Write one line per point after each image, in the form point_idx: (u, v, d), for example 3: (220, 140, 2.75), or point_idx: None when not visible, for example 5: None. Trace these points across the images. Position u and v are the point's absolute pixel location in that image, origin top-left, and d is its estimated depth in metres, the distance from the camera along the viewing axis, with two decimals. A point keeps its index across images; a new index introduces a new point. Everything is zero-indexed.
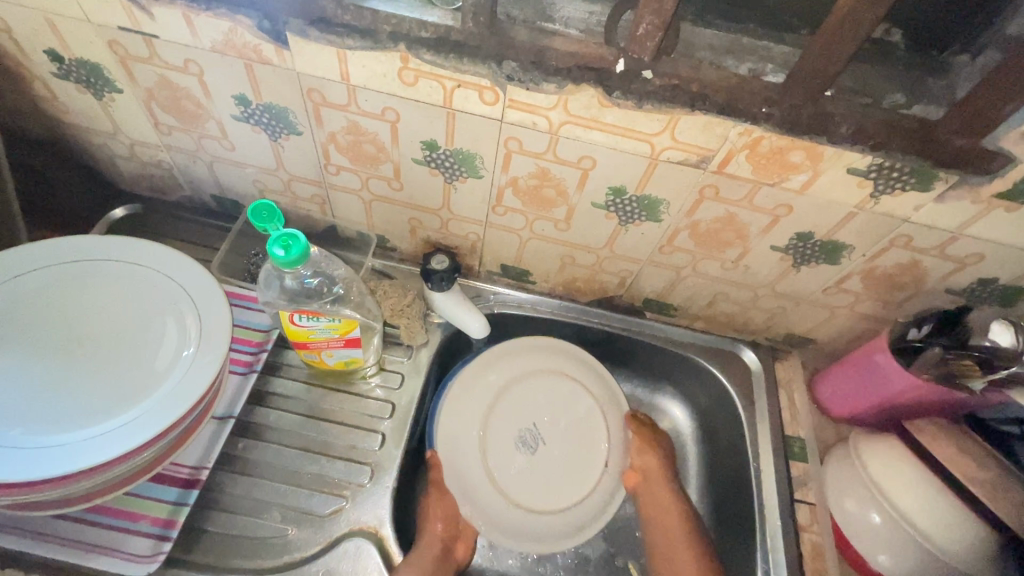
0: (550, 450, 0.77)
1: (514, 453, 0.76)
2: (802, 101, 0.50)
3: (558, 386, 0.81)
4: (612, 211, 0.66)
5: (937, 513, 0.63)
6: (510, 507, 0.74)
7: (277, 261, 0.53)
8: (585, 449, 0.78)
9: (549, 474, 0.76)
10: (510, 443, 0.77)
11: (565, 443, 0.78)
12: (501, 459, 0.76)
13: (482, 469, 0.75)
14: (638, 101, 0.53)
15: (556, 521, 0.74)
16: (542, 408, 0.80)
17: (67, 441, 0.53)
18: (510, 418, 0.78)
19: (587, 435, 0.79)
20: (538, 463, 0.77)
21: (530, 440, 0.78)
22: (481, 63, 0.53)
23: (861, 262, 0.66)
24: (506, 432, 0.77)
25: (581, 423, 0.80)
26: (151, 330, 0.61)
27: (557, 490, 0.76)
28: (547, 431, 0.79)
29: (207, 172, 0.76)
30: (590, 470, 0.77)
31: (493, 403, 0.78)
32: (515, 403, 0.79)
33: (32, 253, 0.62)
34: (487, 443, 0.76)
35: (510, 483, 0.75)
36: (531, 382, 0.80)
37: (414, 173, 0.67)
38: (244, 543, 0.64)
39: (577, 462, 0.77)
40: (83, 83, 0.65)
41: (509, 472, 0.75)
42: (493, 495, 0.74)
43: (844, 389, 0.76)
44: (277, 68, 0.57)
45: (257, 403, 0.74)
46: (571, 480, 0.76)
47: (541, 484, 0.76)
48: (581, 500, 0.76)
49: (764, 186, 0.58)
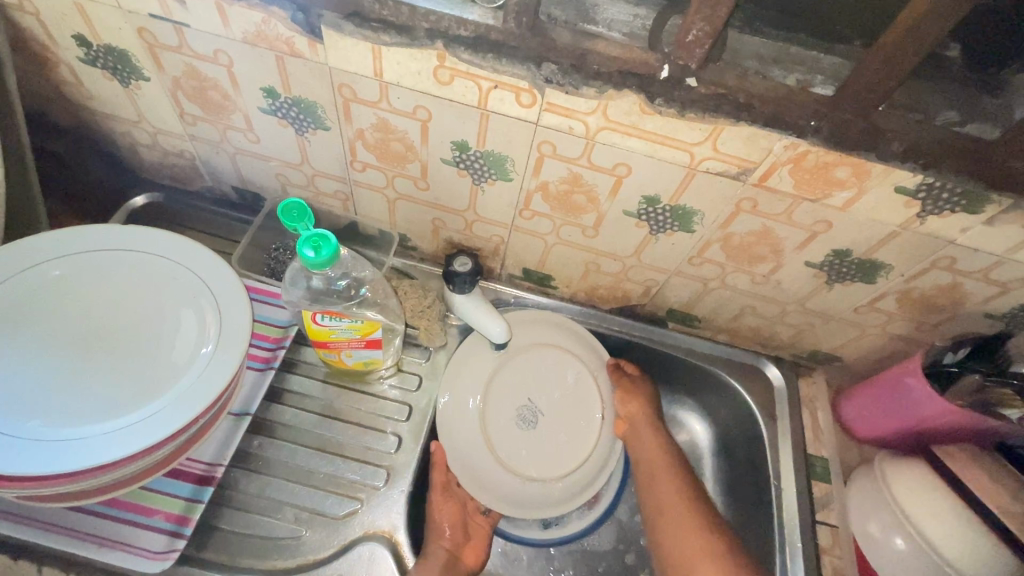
0: (550, 421, 0.77)
1: (513, 426, 0.75)
2: (853, 117, 0.48)
3: (547, 358, 0.79)
4: (643, 219, 0.64)
5: (967, 542, 0.62)
6: (512, 480, 0.73)
7: (307, 261, 0.51)
8: (582, 415, 0.78)
9: (549, 445, 0.75)
10: (510, 417, 0.76)
11: (564, 415, 0.77)
12: (500, 431, 0.75)
13: (484, 446, 0.74)
14: (681, 109, 0.51)
15: (556, 490, 0.74)
16: (538, 378, 0.78)
17: (84, 435, 0.52)
18: (507, 390, 0.77)
19: (584, 405, 0.78)
20: (538, 435, 0.76)
21: (529, 414, 0.77)
22: (520, 64, 0.51)
23: (899, 282, 0.64)
24: (506, 406, 0.76)
25: (577, 394, 0.78)
26: (171, 323, 0.60)
27: (556, 460, 0.75)
28: (545, 401, 0.77)
29: (230, 164, 0.75)
30: (589, 433, 0.77)
31: (491, 376, 0.77)
32: (511, 375, 0.78)
33: (53, 241, 0.61)
34: (486, 423, 0.75)
35: (517, 460, 0.74)
36: (526, 354, 0.79)
37: (442, 173, 0.66)
38: (256, 544, 0.64)
39: (576, 430, 0.77)
40: (109, 70, 0.64)
41: (509, 446, 0.74)
42: (494, 466, 0.73)
43: (870, 410, 0.75)
44: (308, 61, 0.56)
45: (273, 400, 0.73)
46: (572, 441, 0.76)
47: (540, 454, 0.75)
48: (579, 468, 0.75)
49: (805, 201, 0.57)
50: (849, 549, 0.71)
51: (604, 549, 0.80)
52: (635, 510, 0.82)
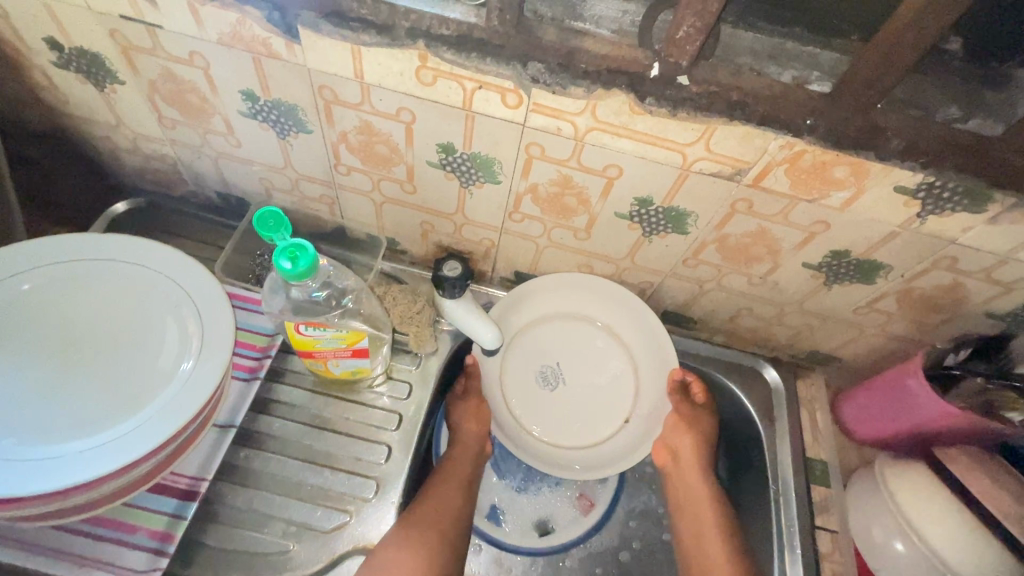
0: (569, 393, 0.76)
1: (533, 380, 0.76)
2: (851, 114, 0.47)
3: (566, 323, 0.77)
4: (636, 221, 0.63)
5: (968, 546, 0.61)
6: (543, 449, 0.74)
7: (284, 274, 0.49)
8: (609, 376, 0.76)
9: (577, 409, 0.75)
10: (534, 367, 0.77)
11: (590, 378, 0.76)
12: (518, 380, 0.76)
13: (510, 417, 0.75)
14: (672, 108, 0.49)
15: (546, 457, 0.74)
16: (577, 348, 0.77)
17: (61, 453, 0.50)
18: (542, 344, 0.77)
19: (609, 397, 0.76)
20: (551, 397, 0.76)
21: (551, 377, 0.76)
22: (505, 64, 0.49)
23: (899, 283, 0.62)
24: (526, 368, 0.77)
25: (605, 384, 0.76)
26: (153, 334, 0.59)
27: (560, 432, 0.75)
28: (573, 376, 0.76)
29: (212, 168, 0.73)
30: (620, 396, 0.76)
31: (525, 328, 0.77)
32: (550, 332, 0.77)
33: (23, 252, 0.59)
34: (510, 393, 0.76)
35: (546, 427, 0.75)
36: (575, 326, 0.77)
37: (429, 176, 0.64)
38: (244, 560, 0.62)
39: (605, 393, 0.76)
40: (83, 73, 0.62)
41: (536, 414, 0.75)
42: (523, 435, 0.75)
43: (872, 411, 0.73)
44: (287, 63, 0.54)
45: (259, 410, 0.70)
46: (603, 403, 0.76)
47: (567, 419, 0.75)
48: (576, 449, 0.75)
49: (802, 202, 0.55)
50: (849, 555, 0.70)
51: (601, 551, 0.79)
52: (630, 515, 0.81)
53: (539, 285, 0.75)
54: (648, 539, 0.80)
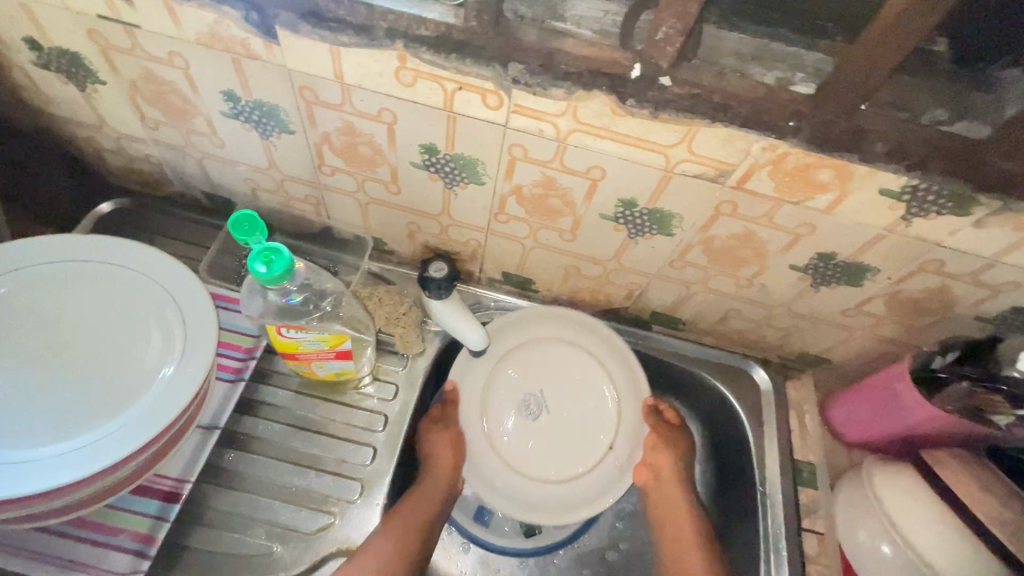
0: (552, 423, 0.75)
1: (515, 409, 0.75)
2: (835, 116, 0.46)
3: (541, 353, 0.78)
4: (621, 223, 0.62)
5: (953, 550, 0.60)
6: (537, 487, 0.73)
7: (259, 277, 0.48)
8: (592, 398, 0.76)
9: (565, 436, 0.75)
10: (517, 397, 0.76)
11: (572, 403, 0.76)
12: (501, 409, 0.75)
13: (499, 458, 0.73)
14: (654, 110, 0.49)
15: (529, 491, 0.73)
16: (560, 377, 0.77)
17: (40, 457, 0.50)
18: (525, 373, 0.77)
19: (592, 427, 0.75)
20: (534, 428, 0.74)
21: (534, 406, 0.76)
22: (485, 65, 0.49)
23: (886, 285, 0.62)
24: (508, 401, 0.76)
25: (589, 414, 0.76)
26: (134, 336, 0.58)
27: (543, 464, 0.74)
28: (556, 406, 0.76)
29: (197, 168, 0.72)
30: (605, 416, 0.76)
31: (509, 357, 0.77)
32: (533, 361, 0.77)
33: (7, 255, 0.59)
34: (495, 434, 0.75)
35: (537, 462, 0.74)
36: (559, 354, 0.78)
37: (413, 177, 0.63)
38: (229, 562, 0.62)
39: (591, 415, 0.76)
40: (64, 73, 0.61)
41: (525, 451, 0.74)
42: (515, 477, 0.73)
43: (860, 415, 0.73)
44: (266, 63, 0.53)
45: (245, 411, 0.70)
46: (590, 426, 0.75)
47: (556, 449, 0.74)
48: (559, 482, 0.73)
49: (787, 204, 0.54)
50: (835, 557, 0.69)
51: (588, 553, 0.79)
52: (618, 515, 0.81)
53: (509, 317, 0.77)
54: (636, 540, 0.80)
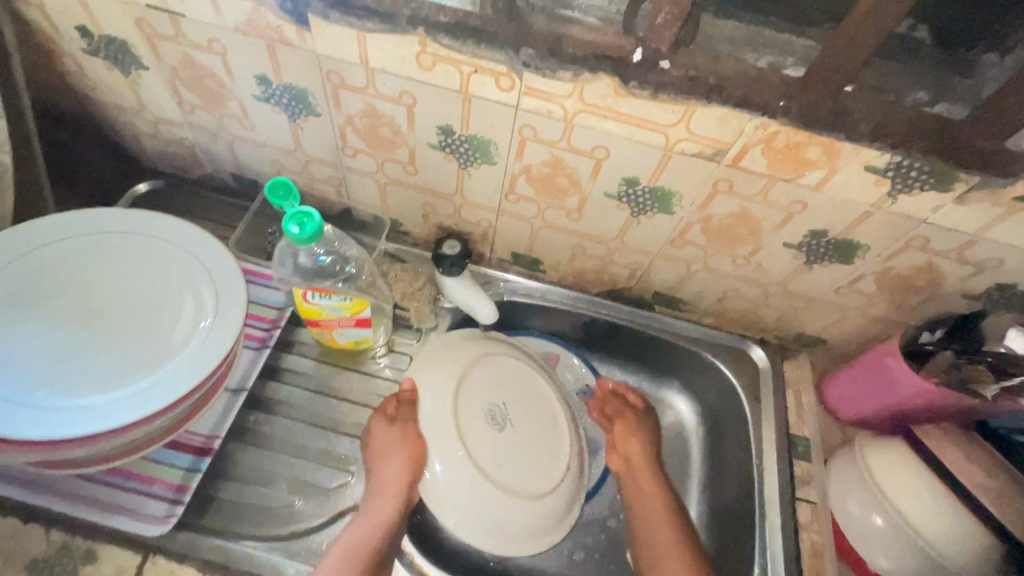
0: (517, 436, 0.70)
1: (483, 420, 0.68)
2: (821, 97, 0.50)
3: (493, 368, 0.73)
4: (624, 201, 0.66)
5: (940, 514, 0.63)
6: (517, 509, 0.66)
7: (292, 238, 0.53)
8: (546, 411, 0.74)
9: (532, 450, 0.71)
10: (481, 407, 0.69)
11: (529, 417, 0.73)
12: (469, 425, 0.68)
13: (475, 479, 0.65)
14: (654, 91, 0.53)
15: (497, 511, 0.66)
16: (520, 389, 0.74)
17: (88, 404, 0.55)
18: (486, 383, 0.71)
19: (552, 442, 0.73)
20: (500, 441, 0.69)
21: (499, 417, 0.70)
22: (499, 49, 0.53)
23: (876, 263, 0.65)
24: (473, 416, 0.68)
25: (548, 429, 0.73)
26: (169, 301, 0.63)
27: (516, 483, 0.68)
28: (519, 417, 0.72)
29: (227, 151, 0.77)
30: (559, 428, 0.74)
31: (472, 363, 0.72)
32: (494, 370, 0.73)
33: (58, 225, 0.64)
34: (469, 453, 0.66)
35: (512, 481, 0.67)
36: (517, 366, 0.75)
37: (429, 158, 0.68)
38: (252, 512, 0.66)
39: (546, 428, 0.73)
40: (111, 59, 0.66)
41: (497, 469, 0.67)
42: (492, 501, 0.66)
43: (853, 392, 0.76)
44: (298, 49, 0.58)
45: (270, 377, 0.75)
46: (546, 437, 0.73)
47: (527, 467, 0.69)
48: (530, 500, 0.68)
49: (779, 181, 0.58)
50: (828, 526, 0.72)
51: (591, 520, 0.82)
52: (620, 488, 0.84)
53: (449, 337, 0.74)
54: None
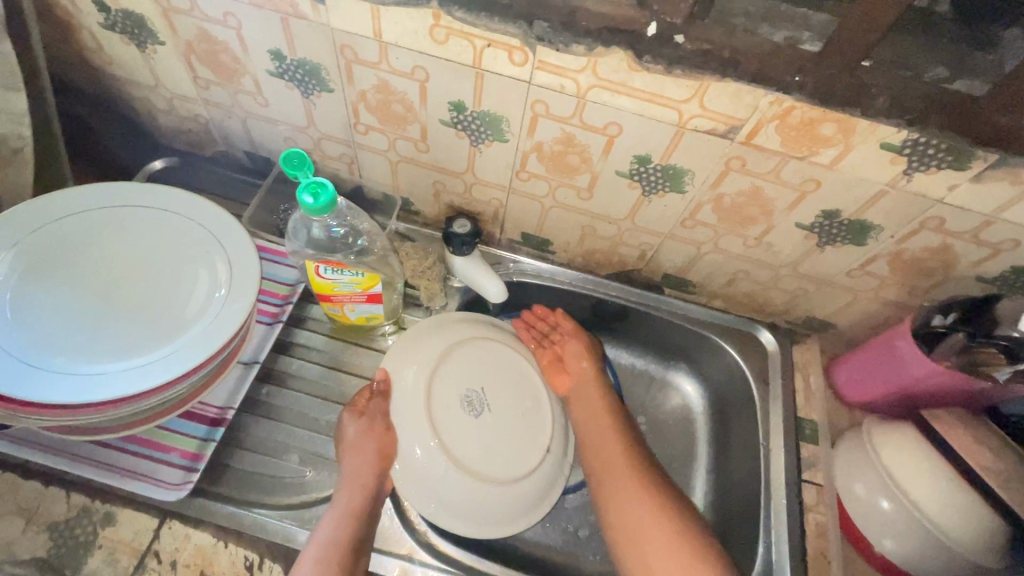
0: (495, 420, 0.70)
1: (458, 406, 0.69)
2: (837, 72, 0.49)
3: (470, 353, 0.73)
4: (636, 180, 0.66)
5: (945, 496, 0.63)
6: (496, 494, 0.67)
7: (306, 208, 0.54)
8: (527, 394, 0.74)
9: (513, 434, 0.70)
10: (456, 394, 0.70)
11: (509, 401, 0.72)
12: (444, 411, 0.68)
13: (450, 465, 0.65)
14: (668, 66, 0.52)
15: (475, 496, 0.66)
16: (497, 373, 0.74)
17: (107, 371, 0.56)
18: (461, 369, 0.71)
19: (533, 424, 0.72)
20: (477, 426, 0.69)
21: (476, 402, 0.70)
22: (512, 22, 0.53)
23: (890, 244, 0.64)
24: (448, 403, 0.69)
25: (529, 411, 0.73)
26: (184, 274, 0.64)
27: (495, 467, 0.68)
28: (496, 402, 0.72)
29: (241, 128, 0.78)
30: (540, 410, 0.74)
31: (448, 350, 0.72)
32: (470, 356, 0.73)
33: (74, 198, 0.65)
34: (443, 440, 0.66)
35: (489, 467, 0.68)
36: (494, 349, 0.75)
37: (441, 134, 0.68)
38: (263, 482, 0.67)
39: (527, 412, 0.73)
40: (128, 35, 0.67)
41: (473, 453, 0.67)
42: (470, 487, 0.66)
43: (861, 376, 0.76)
44: (312, 23, 0.58)
45: (282, 351, 0.77)
46: (527, 420, 0.72)
47: (507, 451, 0.69)
48: (509, 484, 0.68)
49: (792, 159, 0.58)
50: (833, 508, 0.72)
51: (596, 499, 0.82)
52: None
53: (425, 325, 0.74)
54: None
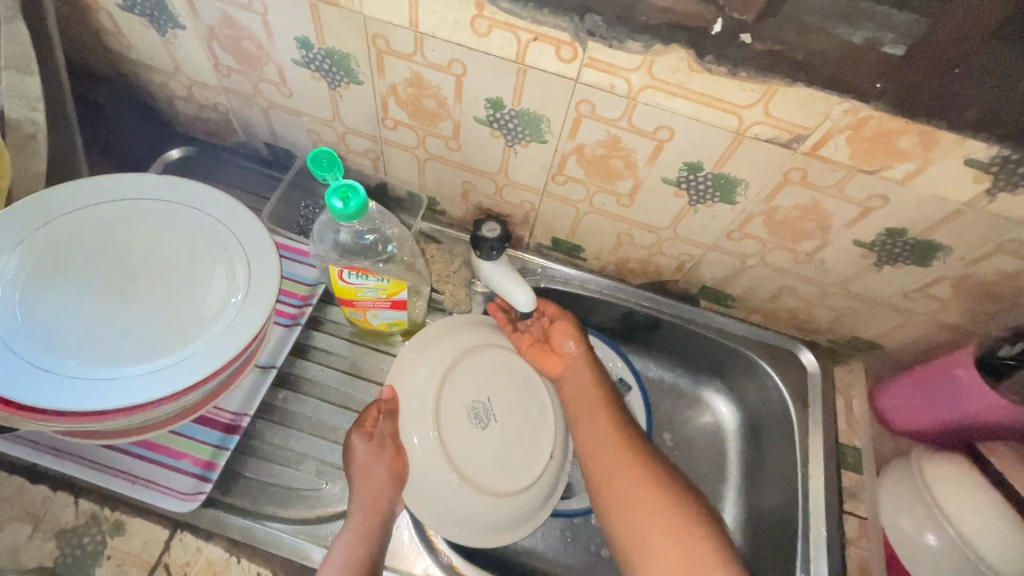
0: (503, 432, 0.68)
1: (464, 419, 0.66)
2: (923, 78, 0.45)
3: (476, 360, 0.70)
4: (683, 188, 0.61)
5: (1004, 539, 0.59)
6: (502, 506, 0.66)
7: (334, 213, 0.51)
8: (534, 403, 0.71)
9: (519, 444, 0.69)
10: (463, 406, 0.67)
11: (518, 411, 0.70)
12: (450, 424, 0.66)
13: (459, 479, 0.64)
14: (732, 67, 0.48)
15: (485, 510, 0.65)
16: (503, 382, 0.71)
17: (119, 376, 0.53)
18: (468, 378, 0.68)
19: (537, 431, 0.70)
20: (484, 439, 0.67)
21: (483, 414, 0.68)
22: (563, 15, 0.48)
23: (957, 267, 0.60)
24: (455, 416, 0.66)
25: (535, 419, 0.71)
26: (199, 274, 0.61)
27: (502, 479, 0.67)
28: (503, 411, 0.69)
29: (263, 119, 0.74)
30: (546, 416, 0.72)
31: (457, 360, 0.68)
32: (477, 364, 0.69)
33: (85, 190, 0.61)
34: (451, 454, 0.64)
35: (498, 480, 0.66)
36: (501, 357, 0.72)
37: (474, 133, 0.64)
38: (278, 493, 0.65)
39: (535, 420, 0.71)
40: (148, 17, 0.63)
41: (481, 465, 0.66)
42: (482, 501, 0.65)
43: (908, 401, 0.72)
44: (344, 10, 0.54)
45: (300, 355, 0.73)
46: (534, 428, 0.70)
47: (513, 462, 0.68)
48: (515, 495, 0.67)
49: (860, 172, 0.53)
50: (876, 542, 0.68)
51: None
52: None
53: (430, 332, 0.70)
54: None
